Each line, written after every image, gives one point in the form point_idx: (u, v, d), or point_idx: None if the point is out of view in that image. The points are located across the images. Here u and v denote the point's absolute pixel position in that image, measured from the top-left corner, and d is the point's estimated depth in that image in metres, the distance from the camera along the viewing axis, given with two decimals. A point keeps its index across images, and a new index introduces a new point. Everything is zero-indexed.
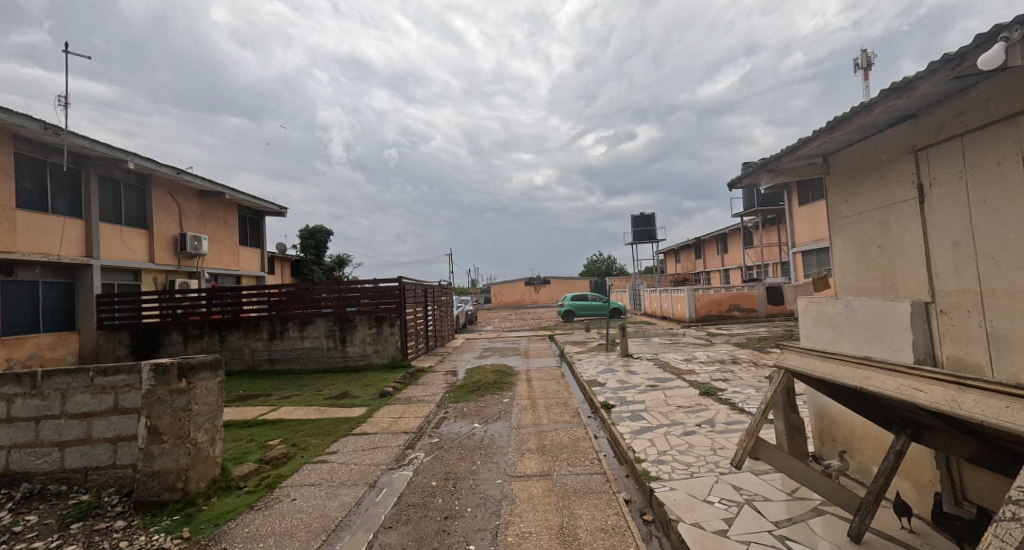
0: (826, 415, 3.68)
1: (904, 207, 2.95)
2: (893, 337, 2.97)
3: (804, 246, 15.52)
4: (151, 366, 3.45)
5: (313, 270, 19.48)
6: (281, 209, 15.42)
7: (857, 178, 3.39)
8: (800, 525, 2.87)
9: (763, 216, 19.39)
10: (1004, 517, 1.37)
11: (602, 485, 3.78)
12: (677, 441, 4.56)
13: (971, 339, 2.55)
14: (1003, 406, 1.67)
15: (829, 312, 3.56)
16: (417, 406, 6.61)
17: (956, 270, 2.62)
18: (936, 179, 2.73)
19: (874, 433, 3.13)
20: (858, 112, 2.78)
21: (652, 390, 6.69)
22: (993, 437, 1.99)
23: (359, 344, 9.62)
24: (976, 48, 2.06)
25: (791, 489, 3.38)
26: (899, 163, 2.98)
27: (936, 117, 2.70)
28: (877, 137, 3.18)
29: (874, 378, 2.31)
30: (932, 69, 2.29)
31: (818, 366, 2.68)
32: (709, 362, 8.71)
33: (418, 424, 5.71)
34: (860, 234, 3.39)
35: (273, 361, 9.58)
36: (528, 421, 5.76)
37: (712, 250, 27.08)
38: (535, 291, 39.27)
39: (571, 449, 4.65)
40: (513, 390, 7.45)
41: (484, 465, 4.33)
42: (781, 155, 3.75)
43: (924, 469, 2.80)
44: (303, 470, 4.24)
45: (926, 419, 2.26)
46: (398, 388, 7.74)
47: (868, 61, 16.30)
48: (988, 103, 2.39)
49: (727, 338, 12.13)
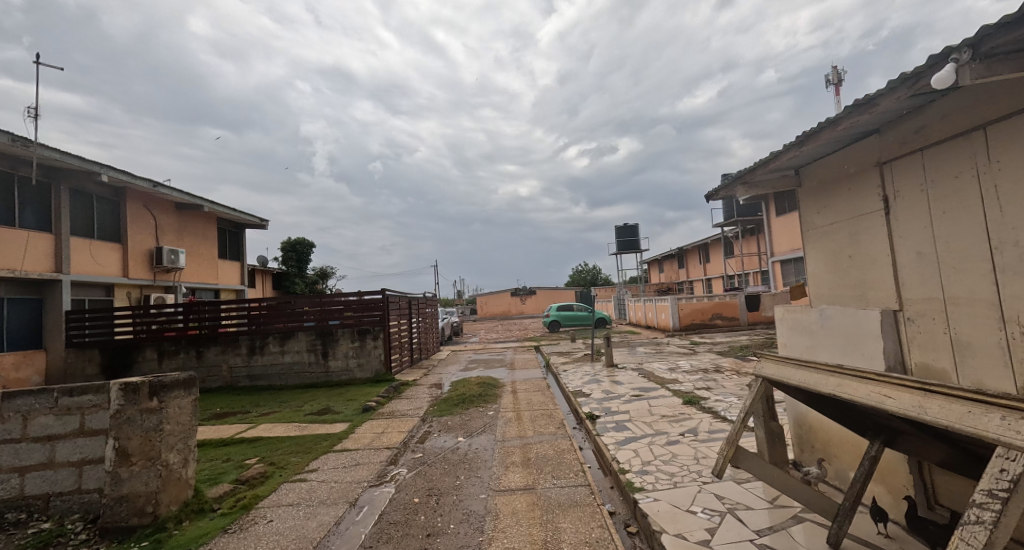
0: (804, 423, 3.74)
1: (872, 218, 3.05)
2: (866, 345, 3.06)
3: (783, 255, 15.85)
4: (120, 385, 3.31)
5: (295, 282, 19.20)
6: (263, 222, 15.14)
7: (826, 190, 3.50)
8: (780, 533, 2.90)
9: (743, 226, 19.83)
10: (969, 520, 1.47)
11: (587, 497, 3.76)
12: (661, 451, 4.58)
13: (937, 346, 2.62)
14: (964, 411, 1.72)
15: (805, 321, 3.64)
16: (400, 421, 6.51)
17: (921, 279, 2.71)
18: (899, 191, 2.83)
19: (851, 440, 3.20)
20: (825, 126, 2.86)
21: (636, 400, 6.72)
22: (959, 441, 2.04)
23: (342, 358, 9.46)
24: (930, 68, 2.16)
25: (772, 497, 3.41)
26: (867, 176, 3.08)
27: (898, 132, 2.80)
28: (844, 151, 3.29)
29: (847, 385, 2.35)
30: (890, 87, 2.40)
31: (794, 374, 2.73)
32: (692, 370, 8.85)
33: (402, 439, 5.63)
34: (831, 244, 3.49)
35: (252, 377, 9.36)
36: (513, 433, 5.72)
37: (694, 259, 27.58)
38: (520, 301, 39.36)
39: (556, 461, 4.63)
40: (498, 403, 7.38)
41: (468, 480, 4.27)
42: (755, 168, 3.82)
43: (897, 474, 2.87)
44: (280, 490, 4.12)
45: (897, 424, 2.32)
46: (381, 402, 7.62)
47: (839, 76, 16.90)
48: (949, 118, 2.48)
49: (709, 347, 12.29)
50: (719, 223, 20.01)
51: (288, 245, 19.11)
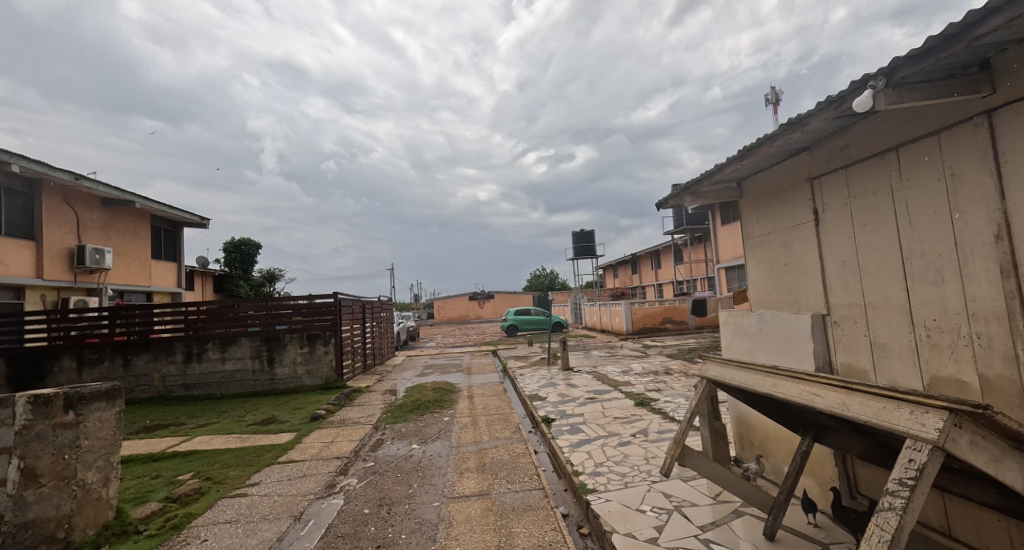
0: (745, 421, 3.95)
1: (804, 229, 3.29)
2: (799, 347, 3.29)
3: (727, 262, 16.79)
4: (27, 398, 2.91)
5: (239, 284, 18.11)
6: (204, 221, 14.20)
7: (765, 202, 3.74)
8: (722, 528, 3.04)
9: (691, 234, 20.83)
10: (884, 507, 1.61)
11: (541, 501, 3.78)
12: (613, 452, 4.69)
13: (859, 347, 2.86)
14: (881, 407, 1.87)
15: (746, 325, 3.86)
16: (351, 429, 6.28)
17: (845, 286, 2.94)
18: (827, 205, 3.07)
19: (785, 436, 3.41)
20: (763, 142, 3.06)
21: (590, 402, 6.85)
22: (876, 434, 2.22)
23: (289, 365, 9.01)
24: (852, 93, 2.36)
25: (715, 493, 3.57)
26: (799, 190, 3.32)
27: (826, 150, 3.04)
28: (780, 165, 3.53)
29: (781, 385, 2.50)
30: (819, 108, 2.60)
31: (735, 375, 2.88)
32: (644, 373, 9.16)
33: (352, 448, 5.42)
34: (769, 252, 3.72)
35: (188, 386, 8.71)
36: (468, 438, 5.66)
37: (647, 265, 28.65)
38: (478, 305, 39.23)
39: (511, 466, 4.62)
40: (454, 408, 7.29)
41: (421, 488, 4.17)
42: (701, 179, 4.02)
43: (825, 467, 3.09)
44: (217, 507, 3.83)
45: (825, 420, 2.50)
46: (332, 410, 7.32)
47: (776, 97, 18.19)
48: (868, 139, 2.72)
49: (660, 350, 12.78)
50: (670, 231, 20.91)
51: (232, 246, 18.03)
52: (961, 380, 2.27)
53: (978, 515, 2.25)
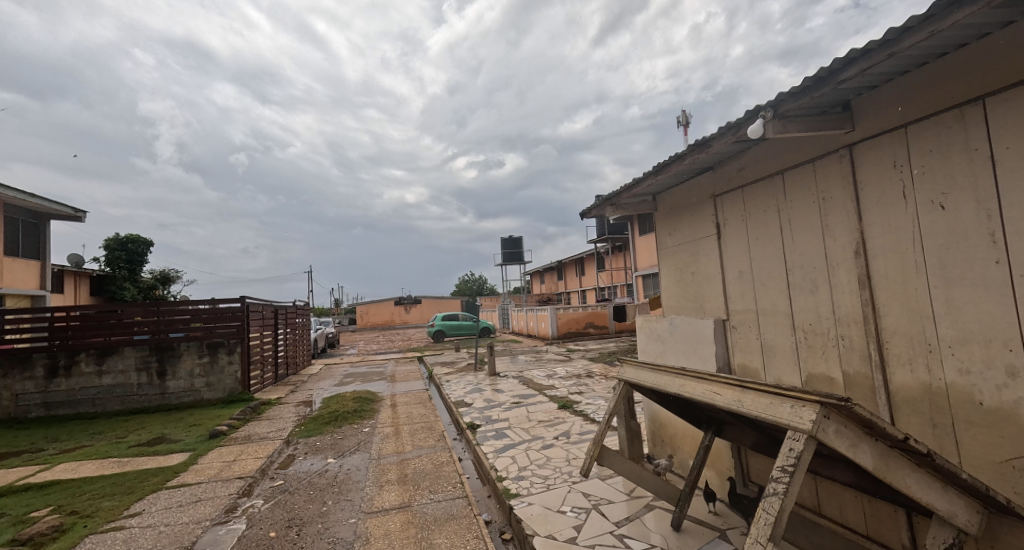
0: (657, 420, 4.23)
1: (708, 241, 3.60)
2: (703, 349, 3.59)
3: (644, 270, 17.98)
4: None
5: (124, 287, 15.76)
6: (80, 214, 12.23)
7: (676, 215, 4.05)
8: (635, 522, 3.20)
9: (612, 243, 22.04)
10: (769, 492, 1.79)
11: (464, 509, 3.71)
12: (536, 455, 4.76)
13: (752, 348, 3.18)
14: (768, 402, 2.09)
15: (658, 329, 4.14)
16: (257, 446, 5.72)
17: (741, 293, 3.27)
18: (727, 220, 3.40)
19: (691, 433, 3.70)
20: (674, 160, 3.31)
21: (516, 407, 6.91)
22: (765, 427, 2.48)
23: (185, 377, 8.01)
24: (746, 121, 2.64)
25: (630, 489, 3.77)
26: (704, 206, 3.64)
27: (727, 171, 3.37)
28: (688, 183, 3.85)
29: (687, 385, 2.70)
30: (721, 132, 2.87)
31: (648, 377, 3.06)
32: (567, 376, 9.46)
33: (258, 466, 4.93)
34: (679, 262, 4.03)
35: (51, 406, 7.40)
36: (389, 449, 5.42)
37: (572, 272, 29.79)
38: (404, 311, 38.05)
39: (434, 475, 4.50)
40: (375, 418, 6.95)
41: (336, 505, 3.90)
42: (621, 191, 4.25)
43: (723, 459, 3.39)
44: (82, 546, 3.26)
45: (724, 416, 2.74)
46: (235, 425, 6.61)
47: (687, 120, 19.95)
48: (760, 163, 3.05)
49: (583, 354, 13.31)
50: (593, 239, 21.94)
51: (115, 243, 15.74)
52: (829, 376, 2.62)
53: (841, 493, 2.60)
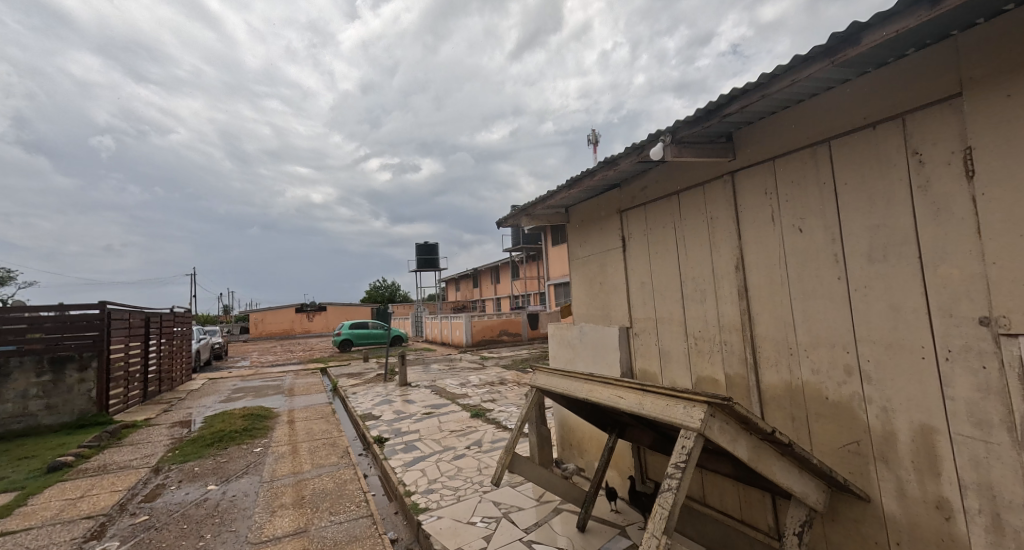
0: (566, 424, 4.37)
1: (615, 254, 3.84)
2: (609, 354, 3.80)
3: (556, 279, 18.74)
4: None
5: None
6: None
7: (586, 228, 4.26)
8: (543, 527, 3.26)
9: (527, 252, 22.66)
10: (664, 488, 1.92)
11: (367, 529, 3.48)
12: (447, 466, 4.64)
13: (651, 354, 3.44)
14: (665, 403, 2.25)
15: (569, 336, 4.30)
16: (113, 477, 4.82)
17: (643, 303, 3.52)
18: (631, 234, 3.65)
19: (597, 435, 3.88)
20: (585, 175, 3.49)
21: (427, 417, 6.70)
22: (661, 427, 2.67)
23: (13, 400, 6.55)
24: (649, 143, 2.86)
25: (539, 494, 3.83)
26: (611, 220, 3.88)
27: (631, 189, 3.63)
28: (598, 198, 4.08)
29: (594, 390, 2.82)
30: (627, 152, 3.09)
31: (558, 383, 3.14)
32: (480, 384, 9.45)
33: (115, 501, 4.15)
34: (589, 273, 4.24)
35: None
36: (284, 470, 4.91)
37: (487, 280, 30.01)
38: (306, 318, 35.18)
39: (336, 495, 4.16)
40: (268, 436, 6.27)
41: (216, 539, 3.41)
42: (536, 202, 4.37)
43: (624, 459, 3.61)
44: None
45: (626, 418, 2.91)
46: (85, 454, 5.51)
47: (597, 139, 21.36)
48: (660, 183, 3.33)
49: (496, 361, 13.42)
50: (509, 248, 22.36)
51: None
52: (714, 377, 2.91)
53: (722, 484, 2.90)
